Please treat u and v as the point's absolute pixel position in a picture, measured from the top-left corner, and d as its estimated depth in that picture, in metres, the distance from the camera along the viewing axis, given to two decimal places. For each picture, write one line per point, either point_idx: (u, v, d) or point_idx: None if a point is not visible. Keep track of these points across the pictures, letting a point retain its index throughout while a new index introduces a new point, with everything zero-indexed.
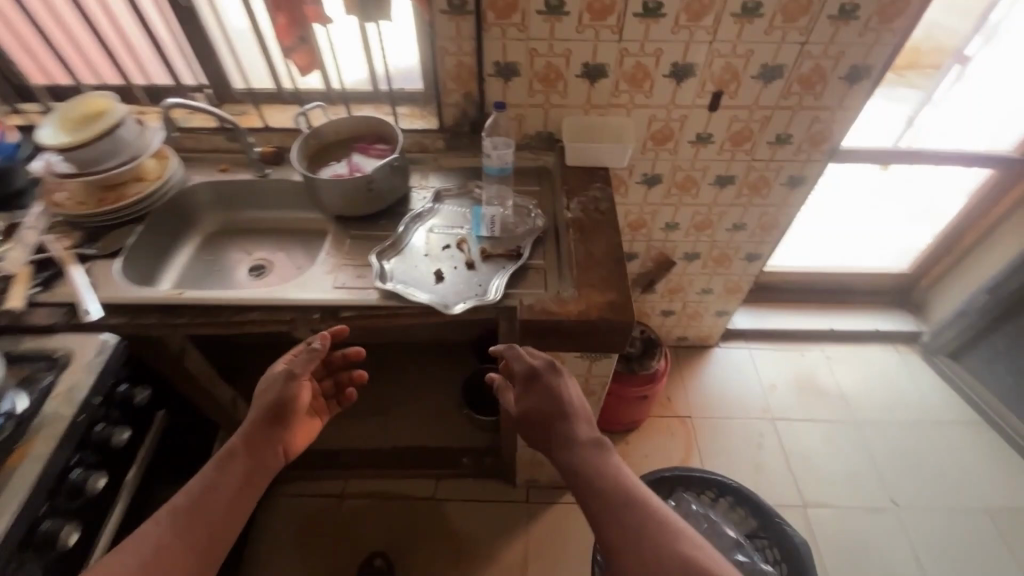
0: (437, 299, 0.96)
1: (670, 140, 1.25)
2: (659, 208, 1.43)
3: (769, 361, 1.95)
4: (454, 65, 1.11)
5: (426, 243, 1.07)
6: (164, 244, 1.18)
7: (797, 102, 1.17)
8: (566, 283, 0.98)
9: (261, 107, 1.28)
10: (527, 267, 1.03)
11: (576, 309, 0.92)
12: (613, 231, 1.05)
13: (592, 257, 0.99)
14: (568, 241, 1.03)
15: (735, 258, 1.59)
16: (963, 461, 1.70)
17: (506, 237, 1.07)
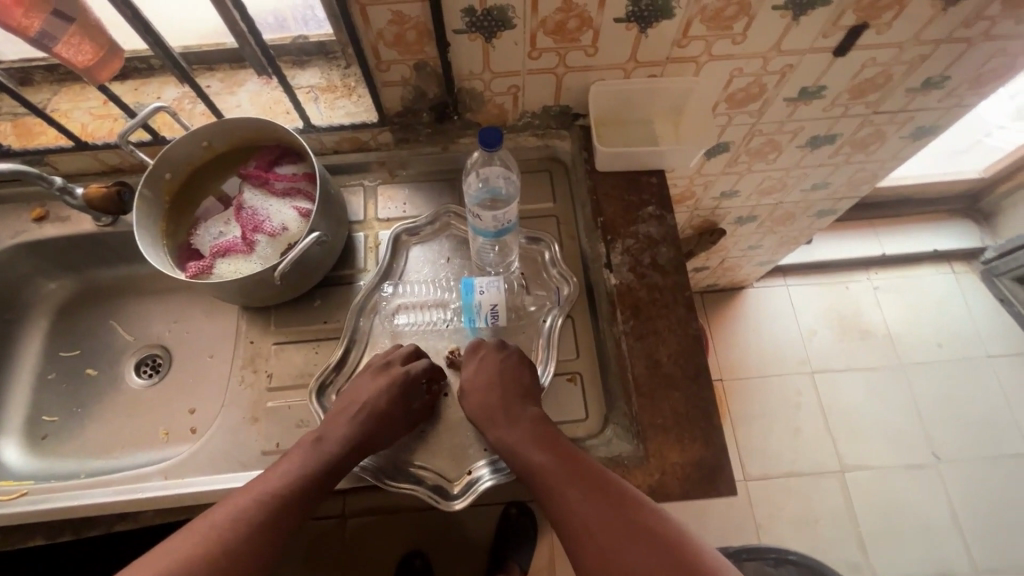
0: (432, 474, 0.63)
1: (757, 101, 0.77)
2: (715, 179, 0.99)
3: (809, 300, 1.68)
4: (388, 19, 0.59)
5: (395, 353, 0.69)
6: None
7: (985, 30, 0.68)
8: (620, 418, 0.64)
9: (66, 95, 0.75)
10: (554, 381, 0.67)
11: (641, 483, 0.60)
12: (686, 310, 0.66)
13: (658, 371, 0.63)
14: (614, 336, 0.66)
15: (802, 216, 1.19)
16: (1014, 400, 1.56)
17: (514, 327, 0.70)
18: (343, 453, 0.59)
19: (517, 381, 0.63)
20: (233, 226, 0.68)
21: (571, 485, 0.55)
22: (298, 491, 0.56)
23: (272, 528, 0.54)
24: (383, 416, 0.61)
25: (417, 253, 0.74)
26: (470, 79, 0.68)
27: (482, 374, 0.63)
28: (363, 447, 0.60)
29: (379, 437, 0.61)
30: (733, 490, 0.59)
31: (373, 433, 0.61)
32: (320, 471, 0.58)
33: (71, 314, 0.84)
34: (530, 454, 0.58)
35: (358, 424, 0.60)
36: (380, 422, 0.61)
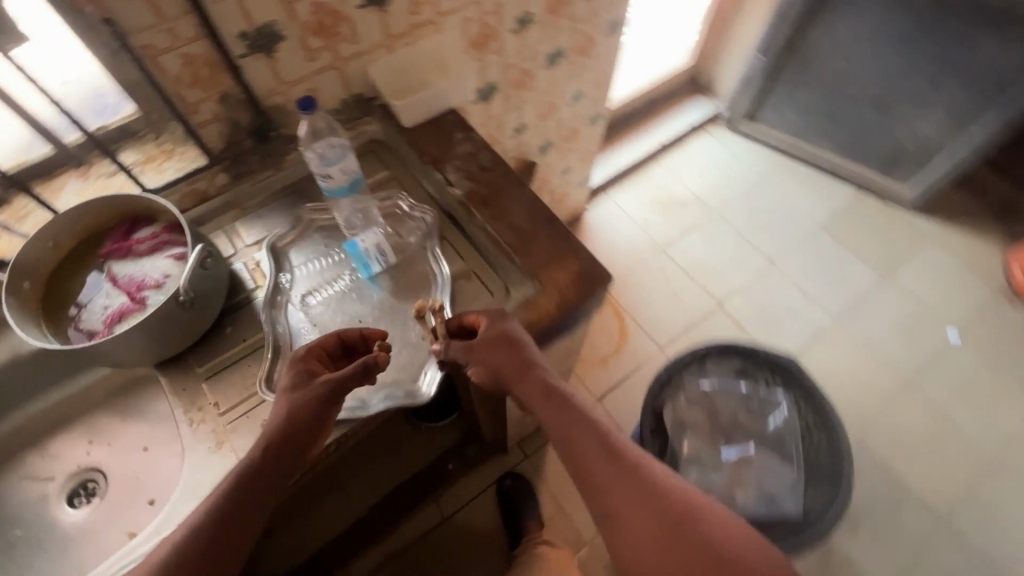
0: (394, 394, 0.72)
1: (494, 40, 1.01)
2: (504, 117, 1.22)
3: (632, 199, 2.03)
4: (182, 62, 0.70)
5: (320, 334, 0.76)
6: None
7: None
8: (513, 275, 0.78)
9: None
10: (454, 281, 0.79)
11: (551, 307, 0.76)
12: (518, 187, 0.85)
13: (519, 230, 0.81)
14: (478, 225, 0.82)
15: (583, 127, 1.49)
16: (792, 195, 2.04)
17: (404, 265, 0.81)
18: (267, 458, 0.62)
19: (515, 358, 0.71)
20: (116, 296, 0.72)
21: (614, 477, 0.67)
22: (232, 507, 0.60)
23: (221, 543, 0.59)
24: (299, 415, 0.64)
25: (300, 254, 0.83)
26: (272, 96, 0.81)
27: (507, 346, 0.70)
28: (288, 449, 0.63)
29: (303, 432, 0.64)
30: (608, 277, 0.78)
31: (292, 432, 0.63)
32: (258, 470, 0.62)
33: None
34: (584, 432, 0.70)
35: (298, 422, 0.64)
36: (295, 420, 0.64)
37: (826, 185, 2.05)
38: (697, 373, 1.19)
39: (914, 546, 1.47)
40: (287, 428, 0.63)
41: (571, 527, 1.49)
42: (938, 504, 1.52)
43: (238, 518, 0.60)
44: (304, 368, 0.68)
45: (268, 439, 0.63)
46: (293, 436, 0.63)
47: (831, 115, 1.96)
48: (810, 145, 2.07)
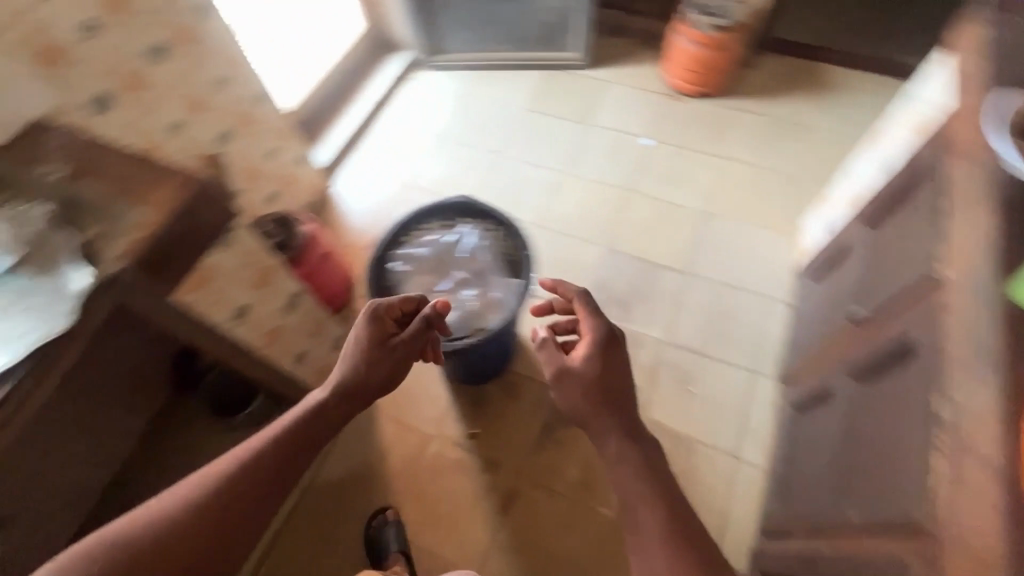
0: None
1: (57, 53, 1.11)
2: (143, 121, 1.32)
3: (365, 159, 2.21)
4: None
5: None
6: None
7: None
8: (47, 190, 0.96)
9: None
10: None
11: (137, 195, 0.92)
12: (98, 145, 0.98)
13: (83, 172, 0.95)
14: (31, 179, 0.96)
15: (254, 109, 1.63)
16: (493, 97, 2.35)
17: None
18: (318, 412, 1.04)
19: (609, 383, 1.09)
20: None
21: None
22: (248, 467, 0.93)
23: (235, 495, 0.89)
24: (388, 364, 1.14)
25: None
26: None
27: (600, 358, 1.11)
28: (320, 414, 1.04)
29: (384, 371, 1.13)
30: (178, 172, 0.94)
31: (355, 395, 1.09)
32: (316, 415, 1.04)
33: None
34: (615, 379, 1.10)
35: (377, 360, 1.13)
36: (353, 387, 1.09)
37: (517, 78, 2.40)
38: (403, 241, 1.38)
39: (671, 297, 1.82)
40: (327, 404, 1.05)
41: (419, 437, 1.62)
42: (678, 262, 1.89)
43: (254, 468, 0.93)
44: (377, 327, 1.16)
45: (325, 404, 1.05)
46: (341, 408, 1.07)
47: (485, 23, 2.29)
48: (502, 51, 2.39)
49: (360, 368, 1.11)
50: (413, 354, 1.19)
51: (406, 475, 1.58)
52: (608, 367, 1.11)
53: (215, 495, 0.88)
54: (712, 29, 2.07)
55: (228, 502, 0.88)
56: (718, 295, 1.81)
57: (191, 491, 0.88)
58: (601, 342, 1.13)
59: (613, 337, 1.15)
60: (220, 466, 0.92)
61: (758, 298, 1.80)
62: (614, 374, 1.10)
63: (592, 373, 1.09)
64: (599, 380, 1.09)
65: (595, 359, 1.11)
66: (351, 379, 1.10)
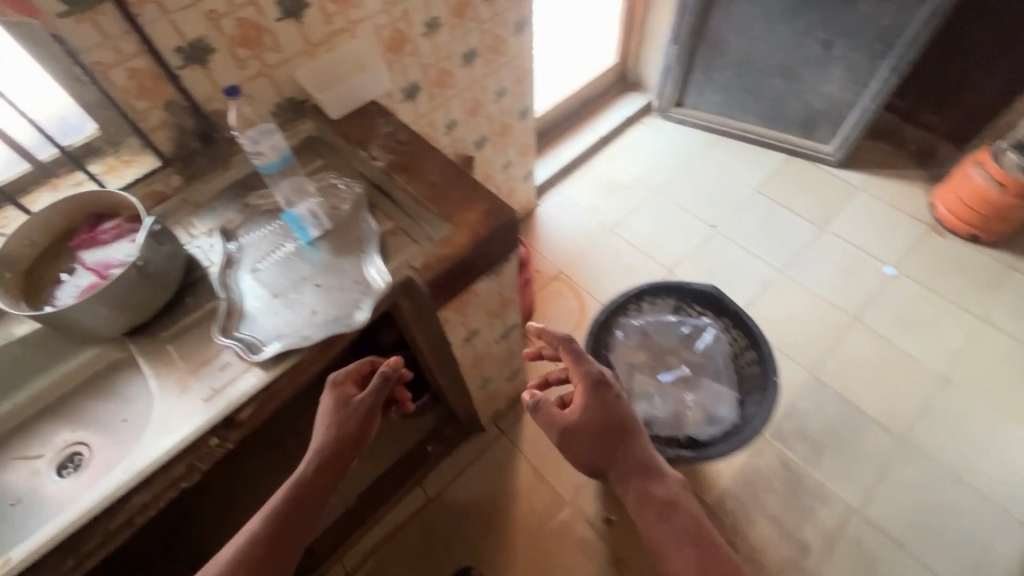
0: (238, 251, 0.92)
1: (404, 41, 1.17)
2: (432, 115, 1.37)
3: (577, 190, 2.17)
4: (129, 76, 0.84)
5: (295, 316, 0.84)
6: None
7: None
8: (366, 173, 1.00)
9: None
10: (321, 179, 1.00)
11: (448, 207, 0.91)
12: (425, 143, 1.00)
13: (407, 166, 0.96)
14: (355, 157, 1.01)
15: (513, 122, 1.65)
16: (726, 167, 2.19)
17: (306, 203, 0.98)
18: (284, 510, 0.85)
19: (605, 447, 1.03)
20: (87, 276, 0.83)
21: None
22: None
23: None
24: (346, 426, 0.91)
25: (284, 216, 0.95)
26: (208, 101, 0.94)
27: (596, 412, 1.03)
28: (291, 507, 0.85)
29: (348, 434, 0.91)
30: (490, 196, 0.92)
31: (334, 461, 0.89)
32: (286, 507, 0.85)
33: None
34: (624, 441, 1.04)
35: (331, 434, 0.90)
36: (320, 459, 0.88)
37: (758, 156, 2.21)
38: None
39: (877, 464, 1.54)
40: (305, 474, 0.87)
41: (553, 494, 1.54)
42: (898, 425, 1.60)
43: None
44: (342, 390, 0.94)
45: (301, 479, 0.87)
46: (321, 475, 0.89)
47: (746, 92, 2.14)
48: (751, 124, 2.22)
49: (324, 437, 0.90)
50: (375, 409, 0.95)
51: (529, 528, 1.50)
52: (597, 414, 1.03)
53: None
54: (1021, 170, 1.70)
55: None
56: (936, 483, 1.51)
57: None
58: (594, 392, 1.04)
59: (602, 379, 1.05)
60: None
61: (988, 508, 1.47)
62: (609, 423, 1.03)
63: (594, 425, 1.03)
64: (605, 437, 1.03)
65: (591, 406, 1.03)
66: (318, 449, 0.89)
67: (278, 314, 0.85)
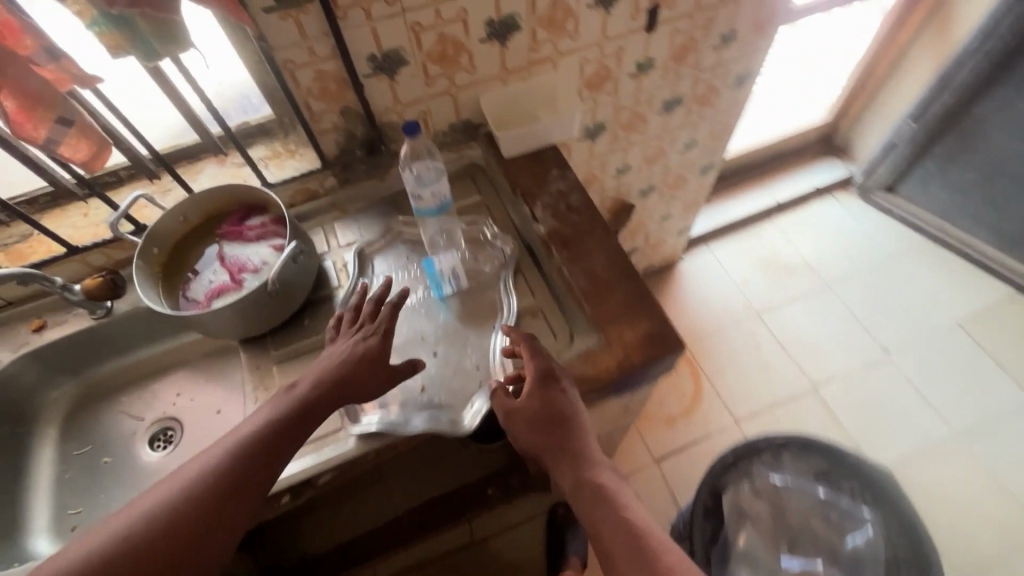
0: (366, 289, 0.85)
1: (607, 80, 1.00)
2: (607, 157, 1.21)
3: (731, 256, 1.89)
4: (315, 77, 0.77)
5: (401, 385, 0.75)
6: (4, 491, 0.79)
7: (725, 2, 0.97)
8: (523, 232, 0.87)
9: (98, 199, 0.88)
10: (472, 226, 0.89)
11: (604, 314, 0.75)
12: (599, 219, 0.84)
13: (571, 244, 0.82)
14: (515, 210, 0.89)
15: (690, 176, 1.43)
16: (926, 283, 1.79)
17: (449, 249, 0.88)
18: (273, 432, 0.63)
19: (546, 420, 0.68)
20: (221, 273, 0.80)
21: None
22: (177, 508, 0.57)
23: (162, 546, 0.56)
24: (372, 360, 0.68)
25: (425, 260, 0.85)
26: (385, 113, 0.86)
27: (545, 402, 0.68)
28: (279, 434, 0.63)
29: (378, 378, 0.68)
30: (659, 314, 0.75)
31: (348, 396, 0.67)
32: (276, 430, 0.63)
33: (74, 415, 0.88)
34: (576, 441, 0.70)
35: (343, 365, 0.67)
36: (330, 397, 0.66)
37: (974, 280, 1.77)
38: (771, 463, 1.06)
39: None
40: (311, 402, 0.65)
41: None
42: None
43: (182, 512, 0.57)
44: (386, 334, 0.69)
45: (302, 411, 0.65)
46: (330, 413, 0.66)
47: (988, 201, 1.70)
48: (978, 240, 1.78)
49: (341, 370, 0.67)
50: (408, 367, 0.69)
51: None
52: (558, 404, 0.69)
53: (129, 551, 0.55)
54: None
55: (184, 552, 0.56)
56: None
57: (101, 544, 0.55)
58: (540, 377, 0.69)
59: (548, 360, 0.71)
60: (138, 508, 0.58)
61: None
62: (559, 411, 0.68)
63: (549, 416, 0.68)
64: (556, 443, 0.69)
65: (535, 398, 0.68)
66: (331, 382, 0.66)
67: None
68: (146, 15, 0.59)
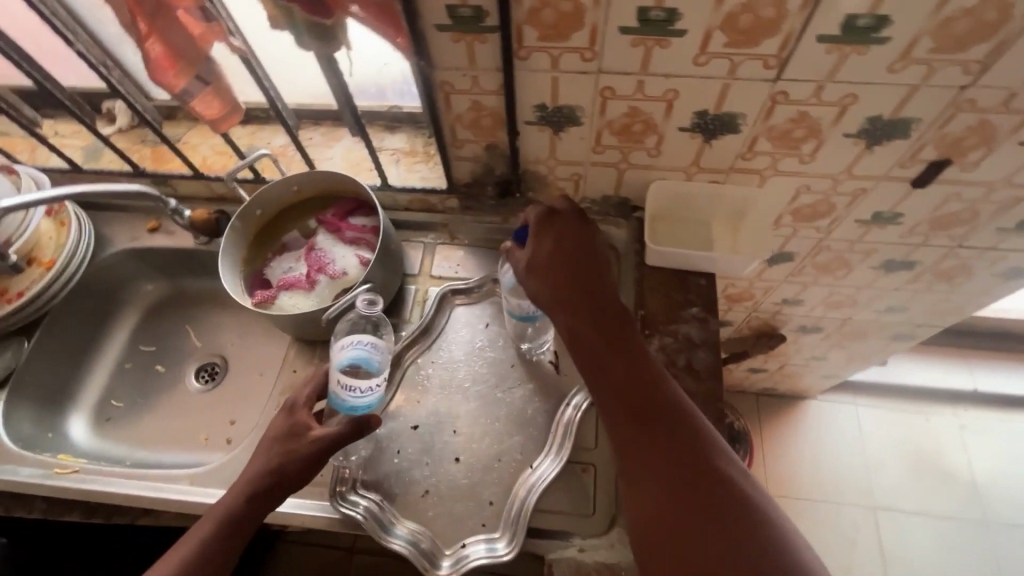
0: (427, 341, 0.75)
1: (823, 216, 0.76)
2: (776, 284, 0.96)
3: (878, 423, 1.52)
4: (470, 107, 0.65)
5: (409, 477, 0.67)
6: (73, 361, 0.86)
7: None
8: None
9: (241, 131, 0.87)
10: None
11: None
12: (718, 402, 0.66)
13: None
14: None
15: (874, 335, 1.12)
16: None
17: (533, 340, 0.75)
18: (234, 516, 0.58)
19: (573, 250, 0.62)
20: (301, 264, 0.76)
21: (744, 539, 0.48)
22: None
23: None
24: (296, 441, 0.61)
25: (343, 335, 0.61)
26: (535, 162, 0.72)
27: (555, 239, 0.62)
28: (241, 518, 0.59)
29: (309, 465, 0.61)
30: None
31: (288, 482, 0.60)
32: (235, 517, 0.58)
33: (154, 314, 0.94)
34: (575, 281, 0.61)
35: (281, 453, 0.61)
36: (276, 482, 0.60)
37: None
38: None
39: None
40: (260, 485, 0.60)
41: None
42: None
43: None
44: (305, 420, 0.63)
45: (236, 517, 0.59)
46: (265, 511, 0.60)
47: None
48: None
49: (263, 476, 0.60)
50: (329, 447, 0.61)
51: None
52: (572, 239, 0.63)
53: None
54: None
55: None
56: None
57: None
58: (539, 218, 0.63)
59: (560, 206, 0.65)
60: None
61: None
62: (581, 238, 0.63)
63: (563, 246, 0.62)
64: (567, 277, 0.61)
65: (546, 239, 0.62)
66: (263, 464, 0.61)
67: (395, 457, 0.68)
68: (304, 4, 0.50)
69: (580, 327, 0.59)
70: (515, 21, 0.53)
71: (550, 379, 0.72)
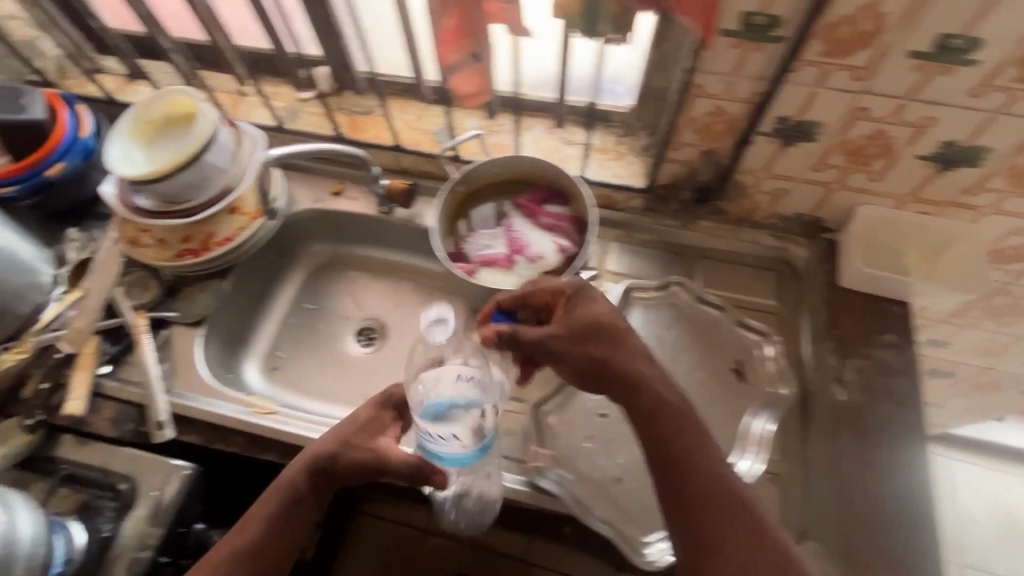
0: None
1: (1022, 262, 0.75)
2: (931, 324, 0.95)
3: (971, 481, 1.48)
4: (708, 111, 0.67)
5: (601, 463, 0.67)
6: (249, 308, 0.90)
7: None
8: (808, 380, 0.72)
9: (435, 109, 0.91)
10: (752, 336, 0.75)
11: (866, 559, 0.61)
12: (920, 429, 0.65)
13: (869, 437, 0.66)
14: (816, 349, 0.73)
15: (1008, 389, 1.09)
16: None
17: (715, 346, 0.76)
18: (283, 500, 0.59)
19: (599, 323, 0.60)
20: (500, 243, 0.78)
21: None
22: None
23: None
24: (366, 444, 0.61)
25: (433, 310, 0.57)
26: (746, 173, 0.74)
27: (606, 310, 0.61)
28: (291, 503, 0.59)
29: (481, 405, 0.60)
30: None
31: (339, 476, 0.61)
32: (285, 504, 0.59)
33: (318, 273, 0.97)
34: (626, 348, 0.58)
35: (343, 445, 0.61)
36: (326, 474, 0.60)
37: None
38: None
39: None
40: (313, 476, 0.60)
41: None
42: None
43: None
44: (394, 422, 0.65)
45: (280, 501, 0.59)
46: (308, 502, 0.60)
47: None
48: None
49: (309, 466, 0.60)
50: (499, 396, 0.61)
51: None
52: (596, 312, 0.60)
53: None
54: None
55: None
56: None
57: None
58: (578, 293, 0.63)
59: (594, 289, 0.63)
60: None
61: None
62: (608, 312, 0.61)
63: (590, 319, 0.60)
64: (605, 342, 0.59)
65: (582, 310, 0.61)
66: (302, 479, 0.60)
67: (586, 443, 0.69)
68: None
69: (641, 398, 0.56)
70: (806, 34, 0.55)
71: (734, 388, 0.73)
